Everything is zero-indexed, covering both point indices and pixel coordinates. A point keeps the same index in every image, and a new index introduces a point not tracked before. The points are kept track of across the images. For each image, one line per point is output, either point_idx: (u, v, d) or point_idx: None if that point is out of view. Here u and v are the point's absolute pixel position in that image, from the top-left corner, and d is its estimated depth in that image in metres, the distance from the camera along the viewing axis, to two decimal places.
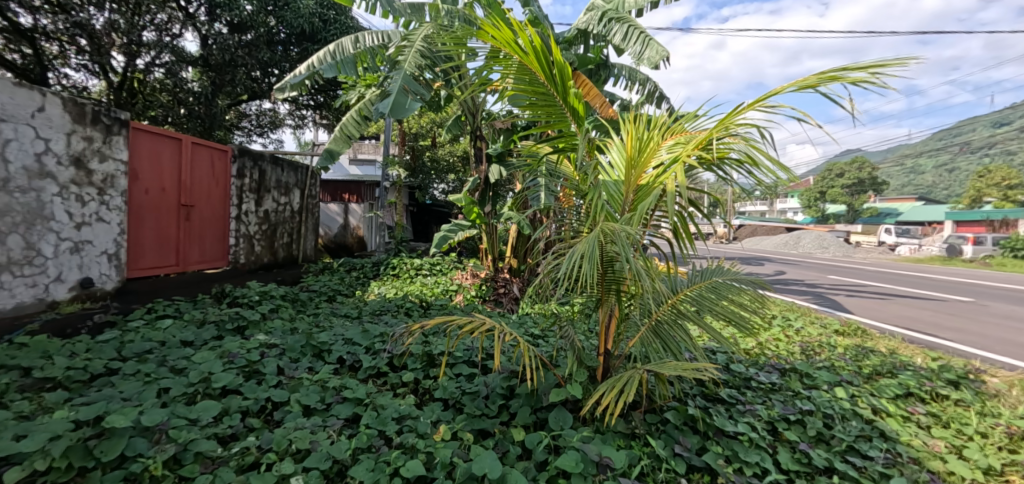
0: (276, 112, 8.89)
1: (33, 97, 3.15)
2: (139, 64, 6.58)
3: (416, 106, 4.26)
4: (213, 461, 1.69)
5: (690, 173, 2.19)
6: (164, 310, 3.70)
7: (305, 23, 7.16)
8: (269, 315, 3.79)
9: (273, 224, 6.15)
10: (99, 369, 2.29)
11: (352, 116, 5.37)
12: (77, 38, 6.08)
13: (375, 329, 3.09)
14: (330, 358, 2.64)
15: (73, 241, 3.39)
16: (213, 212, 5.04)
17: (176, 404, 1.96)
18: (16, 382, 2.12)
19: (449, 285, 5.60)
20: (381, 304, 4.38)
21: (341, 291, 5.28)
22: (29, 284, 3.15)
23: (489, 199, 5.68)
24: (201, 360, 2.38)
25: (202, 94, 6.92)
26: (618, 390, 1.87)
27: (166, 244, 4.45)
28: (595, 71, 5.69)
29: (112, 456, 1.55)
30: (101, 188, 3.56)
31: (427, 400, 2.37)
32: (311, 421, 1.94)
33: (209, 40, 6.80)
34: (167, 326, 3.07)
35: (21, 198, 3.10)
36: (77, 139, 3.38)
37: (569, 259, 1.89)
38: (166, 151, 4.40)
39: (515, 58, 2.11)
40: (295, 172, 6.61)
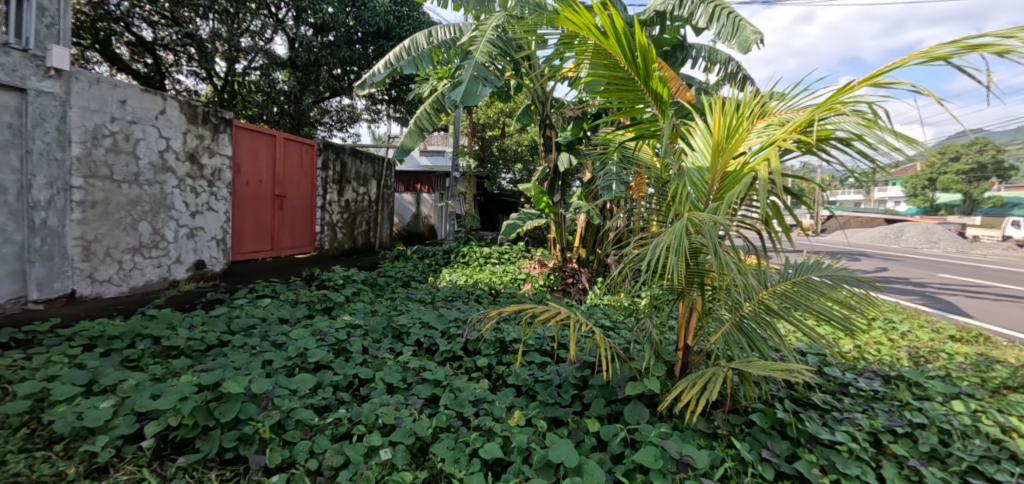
0: (354, 107, 9.38)
1: (157, 102, 3.84)
2: (239, 68, 7.21)
3: (486, 92, 4.32)
4: (311, 428, 1.82)
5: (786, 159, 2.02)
6: (263, 290, 4.07)
7: (381, 21, 7.45)
8: (352, 299, 4.05)
9: (353, 213, 6.64)
10: (212, 341, 2.57)
11: (425, 109, 5.50)
12: (187, 47, 6.75)
13: (450, 314, 3.21)
14: (408, 340, 2.78)
15: (188, 228, 4.11)
16: (303, 202, 5.58)
17: (278, 375, 2.15)
18: (149, 348, 2.44)
19: (518, 274, 5.64)
20: (453, 291, 4.52)
21: (415, 277, 5.52)
22: (156, 265, 3.87)
23: (559, 188, 5.64)
24: (298, 337, 2.59)
25: (291, 94, 7.52)
26: (701, 387, 1.79)
27: (262, 232, 5.03)
28: (671, 52, 5.44)
29: (229, 418, 1.73)
30: (210, 181, 4.31)
31: (501, 385, 2.43)
32: (395, 398, 2.04)
33: (296, 42, 7.34)
34: (266, 306, 3.39)
35: (149, 190, 3.80)
36: (191, 138, 4.10)
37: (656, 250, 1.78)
38: (262, 146, 4.97)
39: (593, 41, 2.06)
40: (371, 164, 7.04)
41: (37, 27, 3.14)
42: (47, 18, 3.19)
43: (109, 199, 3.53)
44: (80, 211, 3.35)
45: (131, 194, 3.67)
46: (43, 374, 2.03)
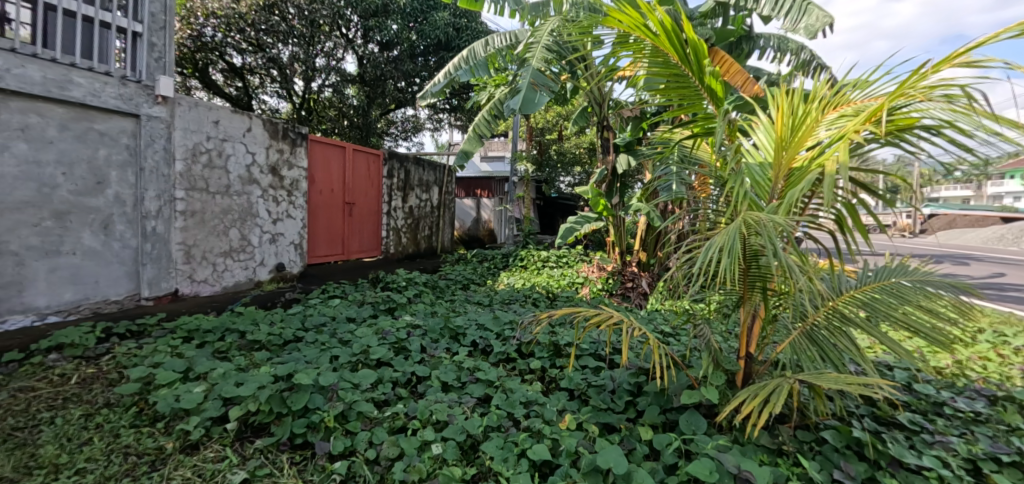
0: (418, 117, 9.78)
1: (244, 121, 4.27)
2: (314, 86, 7.77)
3: (545, 100, 4.38)
4: (371, 420, 1.93)
5: (864, 154, 1.87)
6: (334, 291, 4.35)
7: (441, 34, 7.75)
8: (414, 300, 4.23)
9: (417, 218, 6.94)
10: (288, 337, 2.80)
11: (483, 116, 5.64)
12: (271, 70, 7.46)
13: (505, 316, 3.26)
14: (465, 341, 2.87)
15: (271, 233, 4.53)
16: (370, 208, 5.93)
17: (344, 370, 2.31)
18: (235, 342, 2.71)
19: (576, 277, 5.61)
20: (511, 294, 4.59)
21: (474, 280, 5.66)
22: (244, 267, 4.30)
23: (617, 191, 5.55)
24: (362, 335, 2.76)
25: (360, 108, 7.99)
26: (763, 399, 1.69)
27: (334, 237, 5.43)
28: (736, 44, 5.21)
29: (299, 407, 1.88)
30: (289, 191, 4.72)
31: (554, 388, 2.44)
32: (449, 396, 2.12)
33: (365, 59, 7.80)
34: (336, 306, 3.63)
35: (238, 200, 4.24)
36: (274, 152, 4.53)
37: (712, 253, 1.71)
38: (334, 157, 5.35)
39: (644, 40, 2.03)
40: (433, 171, 7.32)
41: (148, 60, 3.59)
42: (156, 53, 3.64)
43: (206, 208, 3.98)
44: (180, 220, 3.79)
45: (223, 203, 4.12)
46: (150, 361, 2.32)
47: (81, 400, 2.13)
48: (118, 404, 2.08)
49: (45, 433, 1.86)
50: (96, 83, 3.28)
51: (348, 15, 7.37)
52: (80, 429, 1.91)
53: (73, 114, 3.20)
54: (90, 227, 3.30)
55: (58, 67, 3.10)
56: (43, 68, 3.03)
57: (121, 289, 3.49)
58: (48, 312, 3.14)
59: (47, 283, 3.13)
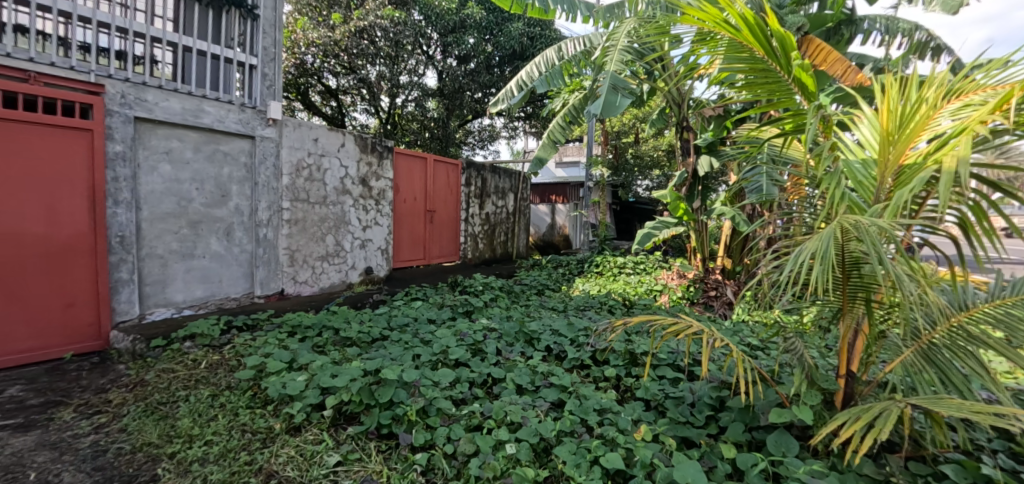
0: (494, 126, 10.02)
1: (339, 137, 4.67)
2: (398, 101, 8.28)
3: (626, 103, 4.30)
4: (450, 418, 2.03)
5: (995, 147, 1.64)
6: (416, 293, 4.61)
7: (516, 44, 7.95)
8: (490, 304, 4.35)
9: (493, 224, 7.16)
10: (376, 335, 3.02)
11: (558, 122, 5.67)
12: (361, 89, 8.09)
13: (580, 322, 3.26)
14: (539, 346, 2.91)
15: (361, 239, 4.94)
16: (449, 215, 6.25)
17: (425, 368, 2.45)
18: (331, 338, 2.98)
19: (654, 285, 5.43)
20: (585, 300, 4.57)
21: (549, 286, 5.70)
22: (337, 270, 4.71)
23: (699, 194, 5.30)
24: (442, 336, 2.90)
25: (439, 119, 8.38)
26: (865, 422, 1.52)
27: (416, 242, 5.78)
28: (834, 31, 4.79)
29: (385, 400, 2.03)
30: (377, 200, 5.10)
31: (629, 398, 2.40)
32: (523, 399, 2.17)
33: (444, 73, 8.21)
34: (418, 308, 3.84)
35: (333, 209, 4.64)
36: (364, 165, 4.92)
37: (803, 259, 1.56)
38: (417, 168, 5.69)
39: (725, 36, 1.94)
40: (509, 178, 7.49)
41: (261, 89, 4.07)
42: (267, 82, 4.11)
43: (307, 216, 4.42)
44: (286, 227, 4.24)
45: (321, 212, 4.54)
46: (261, 352, 2.63)
47: (208, 382, 2.47)
48: (236, 388, 2.38)
49: (182, 408, 2.18)
50: (221, 111, 3.78)
51: (429, 33, 7.80)
52: (208, 407, 2.21)
53: (204, 138, 3.71)
54: (216, 234, 3.81)
55: (192, 99, 3.61)
56: (182, 100, 3.55)
57: (239, 288, 3.98)
58: (184, 306, 3.66)
59: (182, 282, 3.65)
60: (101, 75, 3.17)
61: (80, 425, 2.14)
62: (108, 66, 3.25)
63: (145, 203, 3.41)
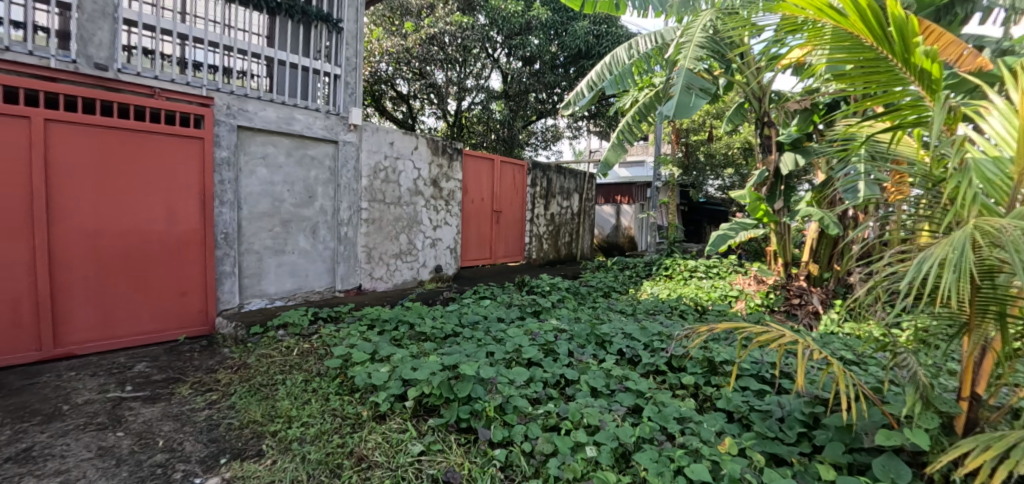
0: (557, 127, 9.98)
1: (413, 140, 4.86)
2: (465, 104, 8.47)
3: (701, 103, 4.14)
4: (526, 416, 2.04)
5: None
6: (484, 292, 4.70)
7: (581, 43, 7.87)
8: (558, 305, 4.34)
9: (557, 225, 7.15)
10: (449, 331, 3.11)
11: (627, 122, 5.55)
12: (429, 94, 8.35)
13: (653, 327, 3.17)
14: (611, 349, 2.87)
15: (431, 238, 5.11)
16: (515, 215, 6.32)
17: (499, 365, 2.49)
18: (407, 332, 3.11)
19: (729, 290, 5.15)
20: (655, 304, 4.43)
21: (616, 288, 5.58)
22: (410, 267, 4.91)
23: (781, 194, 4.93)
24: (513, 335, 2.94)
25: (504, 121, 8.42)
26: (998, 453, 1.36)
27: (483, 242, 5.90)
28: (943, 12, 4.31)
29: (463, 395, 2.09)
30: (447, 200, 5.26)
31: (708, 408, 2.31)
32: (599, 402, 2.14)
33: (509, 76, 8.30)
34: (487, 306, 3.91)
35: (407, 209, 4.85)
36: (435, 167, 5.10)
37: (931, 267, 1.41)
38: (484, 169, 5.80)
39: (826, 22, 1.76)
40: (574, 178, 7.44)
41: (344, 96, 4.32)
42: (350, 90, 4.35)
43: (383, 216, 4.64)
44: (365, 226, 4.48)
45: (396, 212, 4.75)
46: (346, 343, 2.80)
47: (301, 368, 2.66)
48: (326, 375, 2.55)
49: (281, 391, 2.37)
50: (309, 118, 4.06)
51: (495, 37, 7.93)
52: (302, 391, 2.38)
53: (295, 143, 4.01)
54: (304, 232, 4.10)
55: (285, 108, 3.92)
56: (277, 109, 3.86)
57: (322, 283, 4.26)
58: (275, 297, 3.97)
59: (275, 275, 3.96)
60: (211, 89, 3.53)
61: (196, 401, 2.39)
62: (216, 81, 3.62)
63: (246, 203, 3.75)
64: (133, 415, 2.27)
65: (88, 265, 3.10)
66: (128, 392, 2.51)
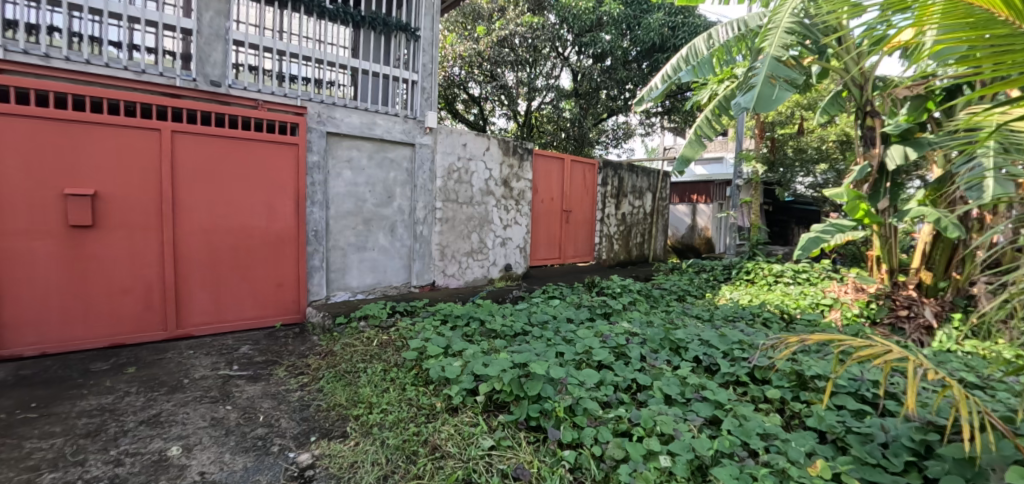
0: (630, 124, 9.71)
1: (485, 142, 4.97)
2: (535, 104, 8.50)
3: (786, 96, 3.85)
4: (596, 419, 2.02)
5: None
6: (554, 292, 4.70)
7: (656, 36, 7.58)
8: (629, 308, 4.24)
9: (629, 225, 6.97)
10: (519, 330, 3.15)
11: (705, 116, 5.27)
12: (500, 96, 8.46)
13: (733, 334, 3.00)
14: (687, 356, 2.75)
15: (502, 238, 5.21)
16: (585, 215, 6.26)
17: (569, 366, 2.49)
18: (478, 329, 3.20)
19: (821, 298, 4.74)
20: (735, 310, 4.18)
21: (691, 292, 5.34)
22: (481, 266, 5.04)
23: (887, 193, 4.47)
24: (584, 336, 2.92)
25: (574, 120, 8.32)
26: None
27: (552, 242, 5.91)
28: None
29: (533, 393, 2.11)
30: (517, 200, 5.32)
31: (797, 425, 2.15)
32: (673, 410, 2.07)
33: (579, 74, 8.19)
34: (557, 306, 3.91)
35: (479, 209, 4.97)
36: (506, 167, 5.18)
37: None
38: (554, 169, 5.80)
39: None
40: (647, 177, 7.22)
41: (420, 101, 4.51)
42: (425, 94, 4.53)
43: (456, 216, 4.79)
44: (439, 225, 4.66)
45: (469, 212, 4.89)
46: (421, 336, 2.93)
47: (380, 358, 2.83)
48: (403, 366, 2.69)
49: (362, 378, 2.54)
50: (389, 122, 4.28)
51: (565, 35, 7.88)
52: (382, 379, 2.53)
53: (376, 147, 4.25)
54: (383, 230, 4.34)
55: (368, 114, 4.17)
56: (360, 116, 4.11)
57: (399, 278, 4.48)
58: (358, 291, 4.24)
59: (358, 270, 4.23)
60: (304, 99, 3.85)
61: (290, 383, 2.63)
62: (308, 92, 3.93)
63: (334, 204, 4.04)
64: (238, 391, 2.53)
65: (203, 258, 3.50)
66: (235, 371, 2.81)
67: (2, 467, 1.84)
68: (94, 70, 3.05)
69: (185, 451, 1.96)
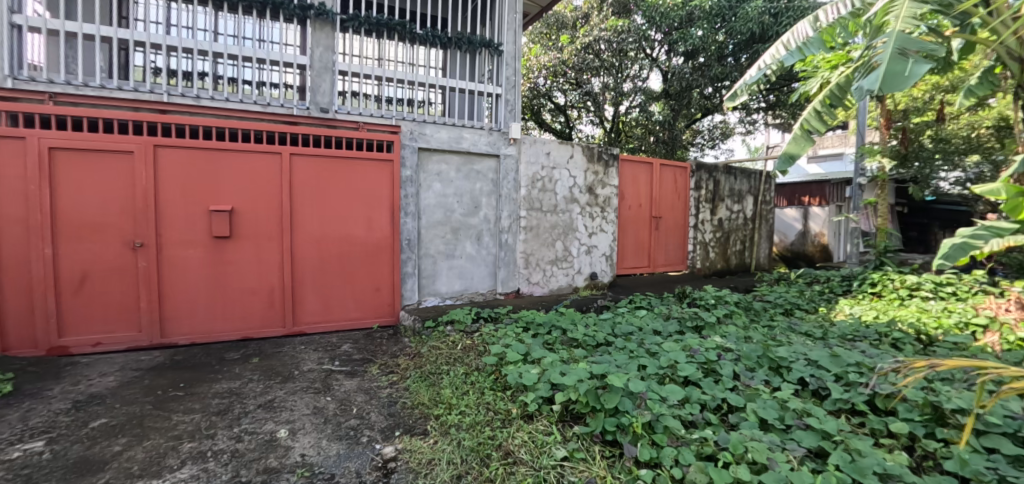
0: (727, 122, 9.10)
1: (568, 149, 4.98)
2: (622, 109, 8.33)
3: (922, 70, 3.21)
4: (678, 439, 1.93)
5: None
6: (641, 302, 4.55)
7: (755, 26, 6.89)
8: (725, 321, 3.96)
9: (727, 232, 6.52)
10: (600, 340, 3.10)
11: (815, 107, 4.70)
12: (586, 102, 8.42)
13: (846, 355, 2.67)
14: (789, 377, 2.51)
15: (587, 246, 5.16)
16: (677, 221, 5.98)
17: (651, 380, 2.40)
18: (559, 337, 3.20)
19: (969, 317, 4.03)
20: (853, 327, 3.71)
21: (801, 306, 4.84)
22: (565, 274, 5.04)
23: None
24: (670, 349, 2.79)
25: (665, 122, 7.99)
26: None
27: (641, 250, 5.73)
28: None
29: (610, 406, 2.07)
30: (603, 207, 5.24)
31: (928, 468, 1.86)
32: (768, 437, 1.90)
33: (669, 74, 7.81)
34: (644, 317, 3.78)
35: (563, 217, 4.98)
36: (591, 174, 5.13)
37: None
38: (642, 174, 5.63)
39: None
40: (747, 179, 6.71)
41: (504, 113, 4.64)
42: (509, 107, 4.65)
43: (540, 224, 4.85)
44: (523, 234, 4.75)
45: (554, 220, 4.92)
46: (503, 342, 3.01)
47: (464, 362, 2.95)
48: (484, 370, 2.78)
49: (446, 380, 2.68)
50: (476, 135, 4.47)
51: (653, 35, 7.59)
52: (463, 382, 2.65)
53: (464, 160, 4.46)
54: (470, 239, 4.53)
55: (455, 129, 4.39)
56: (449, 130, 4.35)
57: (485, 285, 4.64)
58: (447, 296, 4.47)
59: (447, 277, 4.46)
60: (399, 118, 4.17)
61: (382, 380, 2.84)
62: (402, 112, 4.25)
63: (425, 215, 4.32)
64: (338, 384, 2.80)
65: (314, 264, 3.93)
66: (337, 366, 3.11)
67: (156, 434, 2.22)
68: (231, 106, 3.60)
69: (291, 434, 2.22)
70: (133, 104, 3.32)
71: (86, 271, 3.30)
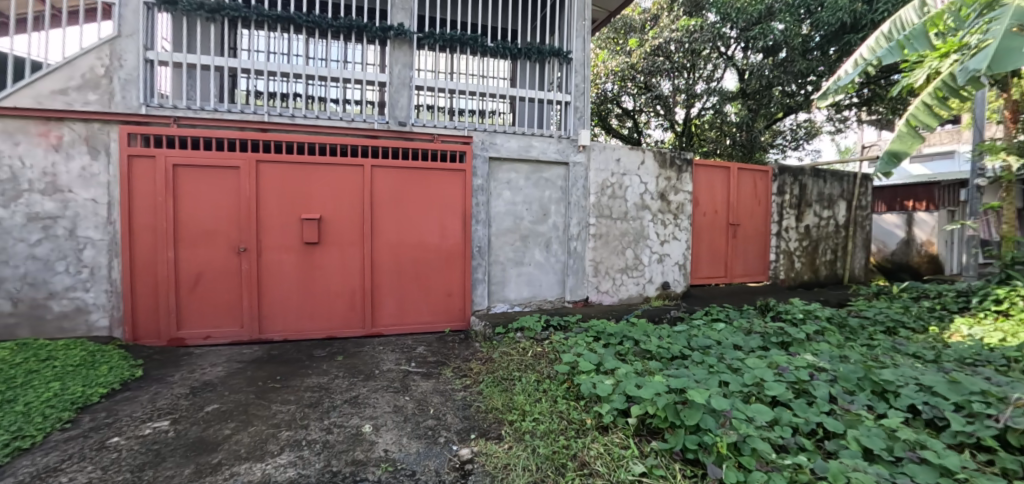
0: (813, 121, 8.47)
1: (639, 155, 4.87)
2: (695, 111, 8.05)
3: None
4: (768, 463, 1.81)
5: None
6: (718, 314, 4.33)
7: (845, 15, 6.27)
8: (815, 337, 3.67)
9: (815, 240, 6.04)
10: (675, 353, 2.99)
11: (923, 101, 4.23)
12: (656, 106, 8.19)
13: (966, 380, 2.37)
14: (897, 403, 2.27)
15: (659, 254, 5.01)
16: (757, 228, 5.64)
17: (734, 398, 2.28)
18: (632, 348, 3.13)
19: None
20: (972, 350, 3.29)
21: (906, 323, 4.36)
22: (636, 282, 4.91)
23: None
24: (753, 366, 2.63)
25: (743, 123, 7.57)
26: None
27: (717, 259, 5.46)
28: None
29: (691, 423, 1.99)
30: (676, 214, 5.06)
31: None
32: (874, 469, 1.74)
33: (746, 73, 7.37)
34: (722, 330, 3.60)
35: (634, 224, 4.87)
36: (663, 180, 4.98)
37: None
38: (718, 179, 5.38)
39: None
40: (839, 183, 6.19)
41: (574, 120, 4.64)
42: (578, 113, 4.65)
43: (610, 232, 4.78)
44: (593, 241, 4.70)
45: (624, 227, 4.83)
46: (574, 351, 2.99)
47: (535, 369, 2.98)
48: (555, 379, 2.79)
49: (518, 386, 2.71)
50: (545, 143, 4.51)
51: (728, 32, 7.21)
52: (535, 389, 2.67)
53: (533, 168, 4.51)
54: (540, 246, 4.56)
55: (525, 137, 4.46)
56: (518, 139, 4.42)
57: (554, 293, 4.64)
58: (516, 302, 4.53)
59: (517, 284, 4.52)
60: (471, 129, 4.31)
61: (456, 384, 2.93)
62: (474, 122, 4.38)
63: (496, 222, 4.41)
64: (415, 385, 2.93)
65: (392, 269, 4.15)
66: (413, 368, 3.25)
67: (258, 421, 2.45)
68: (321, 123, 3.91)
69: (375, 430, 2.35)
70: (240, 124, 3.71)
71: (200, 273, 3.72)
